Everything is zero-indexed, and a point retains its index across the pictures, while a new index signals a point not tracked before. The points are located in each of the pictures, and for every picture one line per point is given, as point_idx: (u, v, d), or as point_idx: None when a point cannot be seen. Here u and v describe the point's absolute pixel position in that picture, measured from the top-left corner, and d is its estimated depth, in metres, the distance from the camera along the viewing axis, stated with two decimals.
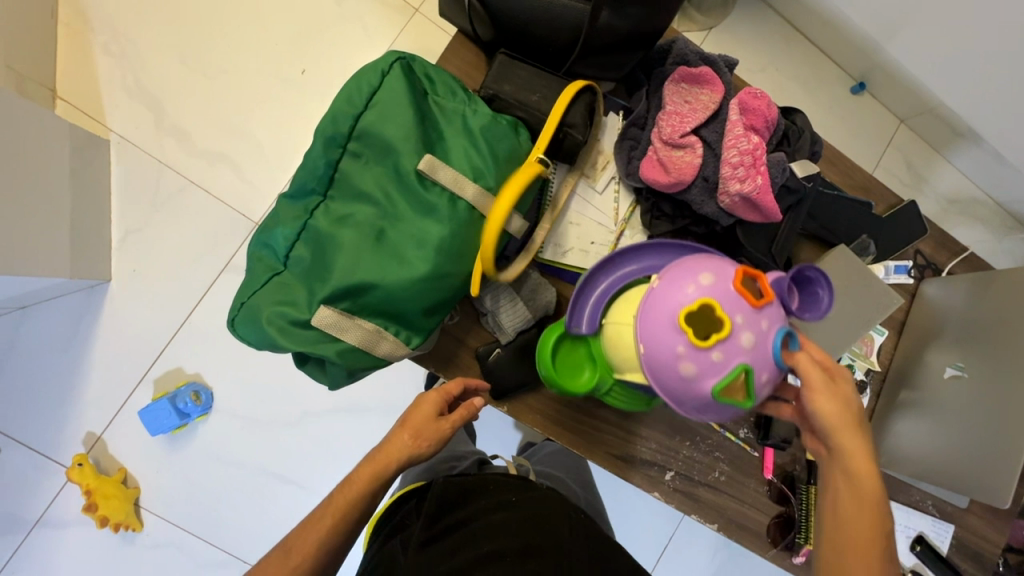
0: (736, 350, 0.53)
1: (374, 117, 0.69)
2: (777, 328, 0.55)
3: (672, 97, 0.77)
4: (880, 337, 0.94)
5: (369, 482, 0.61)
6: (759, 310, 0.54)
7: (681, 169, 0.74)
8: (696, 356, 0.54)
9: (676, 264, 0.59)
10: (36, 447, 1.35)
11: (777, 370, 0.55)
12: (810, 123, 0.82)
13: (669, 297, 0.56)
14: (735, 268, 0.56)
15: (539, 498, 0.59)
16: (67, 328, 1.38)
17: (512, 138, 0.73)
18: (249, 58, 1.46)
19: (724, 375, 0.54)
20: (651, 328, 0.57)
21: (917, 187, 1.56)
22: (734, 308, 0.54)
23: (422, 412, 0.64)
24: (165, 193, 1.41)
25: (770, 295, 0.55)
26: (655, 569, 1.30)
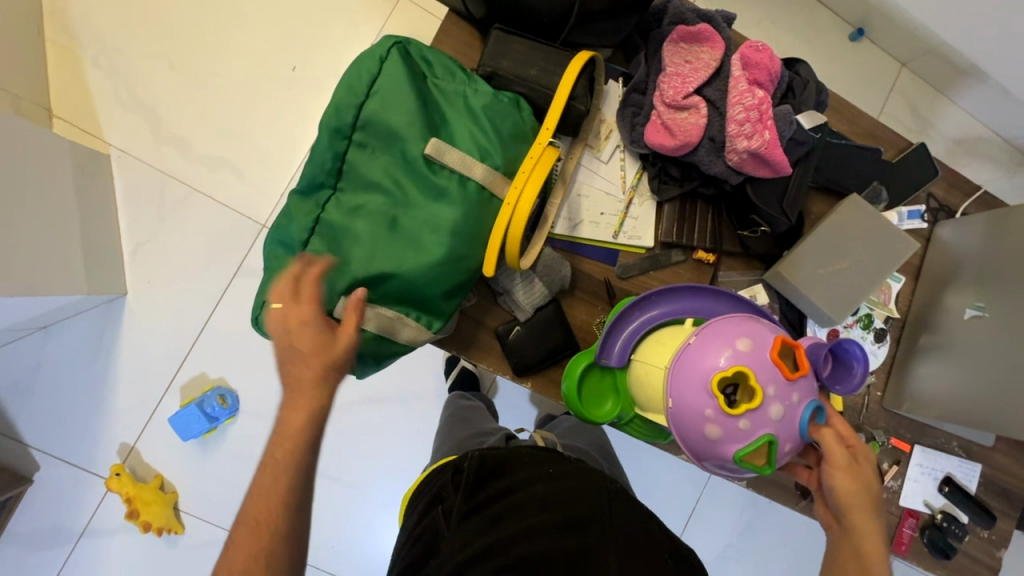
0: (765, 421, 0.54)
1: (377, 105, 0.69)
2: (805, 402, 0.56)
3: (671, 58, 0.75)
4: (897, 284, 0.93)
5: (305, 420, 0.58)
6: (791, 383, 0.55)
7: (687, 131, 0.73)
8: (723, 421, 0.54)
9: (714, 321, 0.58)
10: (74, 461, 1.39)
11: (799, 441, 0.56)
12: (814, 73, 0.80)
13: (703, 358, 0.56)
14: (773, 337, 0.56)
15: (577, 468, 0.60)
16: (90, 343, 1.40)
17: (515, 113, 0.73)
18: (238, 60, 1.45)
19: (749, 442, 0.54)
20: (682, 387, 0.57)
21: (923, 131, 1.53)
22: (767, 379, 0.54)
23: (309, 344, 0.59)
24: (170, 202, 1.42)
25: (804, 368, 0.56)
26: (685, 531, 1.32)
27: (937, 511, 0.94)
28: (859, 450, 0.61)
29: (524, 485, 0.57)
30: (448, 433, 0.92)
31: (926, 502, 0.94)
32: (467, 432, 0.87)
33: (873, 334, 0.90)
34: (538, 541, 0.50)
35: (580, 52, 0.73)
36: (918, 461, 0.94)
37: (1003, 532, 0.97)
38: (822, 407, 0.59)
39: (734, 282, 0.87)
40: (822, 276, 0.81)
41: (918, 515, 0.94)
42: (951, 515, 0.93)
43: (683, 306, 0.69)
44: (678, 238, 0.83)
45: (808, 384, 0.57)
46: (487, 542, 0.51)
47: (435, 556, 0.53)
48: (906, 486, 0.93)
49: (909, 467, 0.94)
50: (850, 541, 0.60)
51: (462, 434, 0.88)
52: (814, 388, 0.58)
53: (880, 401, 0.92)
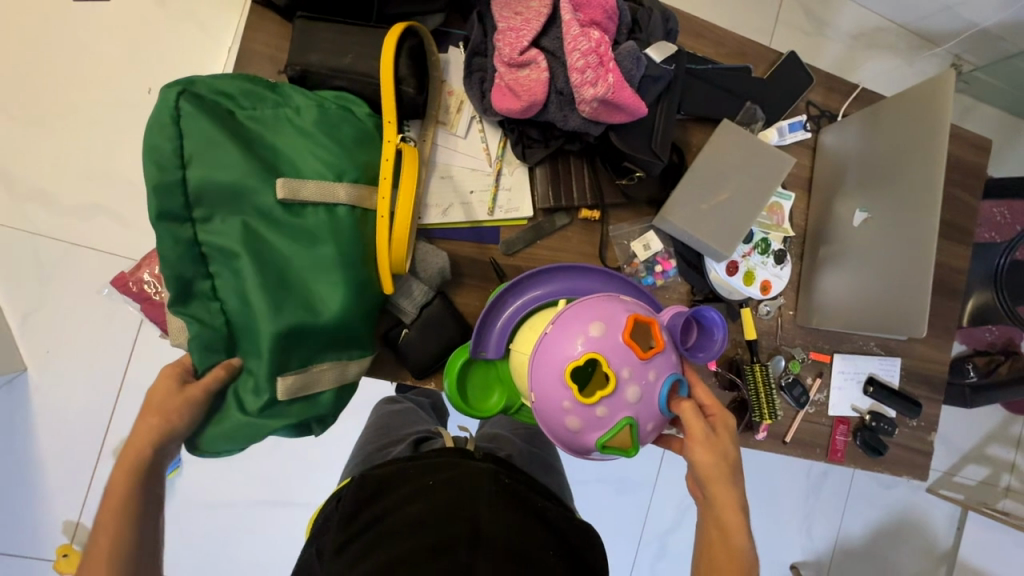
0: (621, 405, 0.49)
1: (213, 158, 0.58)
2: (664, 378, 0.51)
3: (501, 13, 0.69)
4: (787, 202, 0.89)
5: (127, 486, 0.54)
6: (646, 361, 0.50)
7: (530, 89, 0.68)
8: (581, 410, 0.50)
9: (574, 304, 0.53)
10: (18, 552, 1.31)
11: (662, 418, 0.52)
12: (658, 0, 0.75)
13: (559, 347, 0.51)
14: (626, 315, 0.51)
15: (458, 472, 0.57)
16: (2, 428, 1.30)
17: (355, 119, 0.66)
18: (84, 93, 1.31)
19: (608, 430, 0.49)
20: (540, 381, 0.52)
21: (820, 33, 1.51)
22: (619, 361, 0.49)
23: (161, 391, 0.58)
24: (50, 262, 1.31)
25: (659, 343, 0.51)
26: (662, 467, 1.36)
27: (865, 413, 0.96)
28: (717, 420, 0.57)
29: (406, 505, 0.53)
30: (367, 442, 0.89)
31: (854, 407, 0.96)
32: (381, 444, 0.84)
33: (772, 257, 0.88)
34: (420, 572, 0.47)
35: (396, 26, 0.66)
36: (841, 369, 0.95)
37: (929, 416, 1.00)
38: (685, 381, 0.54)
39: (625, 234, 0.84)
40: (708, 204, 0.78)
41: (849, 421, 0.96)
42: (879, 413, 0.95)
43: (558, 288, 0.65)
44: (556, 202, 0.79)
45: (667, 358, 0.52)
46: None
47: None
48: (832, 396, 0.95)
49: (833, 377, 0.95)
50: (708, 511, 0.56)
51: (375, 445, 0.85)
52: (676, 362, 0.53)
53: (794, 319, 0.92)
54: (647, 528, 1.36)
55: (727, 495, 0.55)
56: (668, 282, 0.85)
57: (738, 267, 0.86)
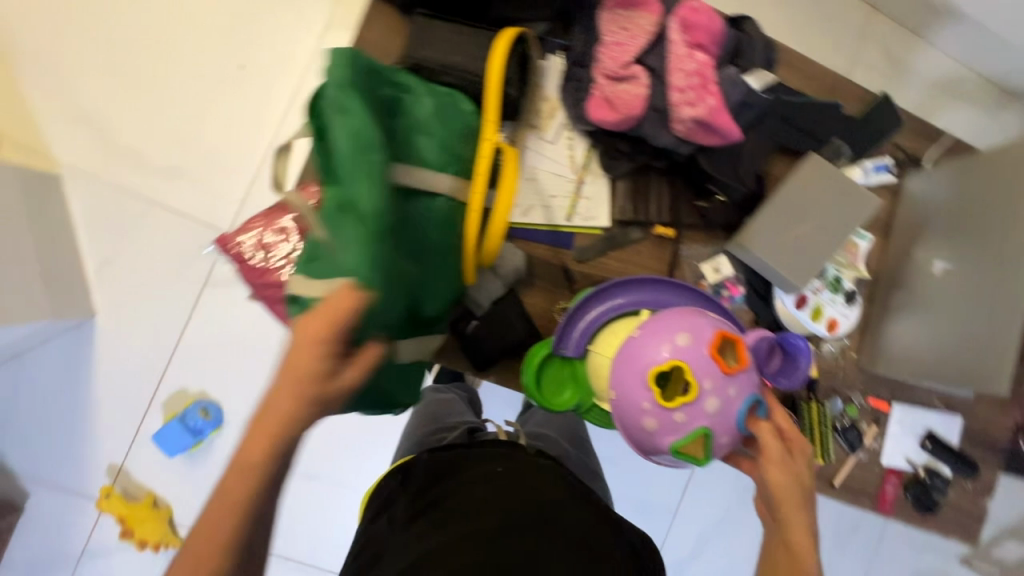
0: (701, 414, 0.50)
1: (373, 116, 0.57)
2: (745, 396, 0.52)
3: (608, 26, 0.71)
4: (864, 243, 0.88)
5: (262, 457, 0.50)
6: (730, 375, 0.51)
7: (628, 103, 0.70)
8: (659, 412, 0.51)
9: (664, 313, 0.55)
10: (65, 486, 1.39)
11: (738, 434, 0.52)
12: (761, 29, 0.76)
13: (644, 351, 0.53)
14: (715, 328, 0.53)
15: (526, 466, 0.60)
16: (66, 367, 1.38)
17: (468, 118, 0.69)
18: (182, 63, 1.39)
19: (683, 434, 0.51)
20: (623, 379, 0.54)
21: (900, 76, 1.48)
22: (703, 371, 0.50)
23: (304, 364, 0.49)
24: (131, 217, 1.38)
25: (745, 361, 0.52)
26: (687, 493, 1.34)
27: (919, 467, 0.93)
28: (795, 444, 0.58)
29: (470, 485, 0.57)
30: (416, 428, 0.91)
31: (908, 460, 0.93)
32: (431, 430, 0.86)
33: (843, 296, 0.87)
34: (471, 550, 0.49)
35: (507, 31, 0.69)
36: (898, 419, 0.92)
37: (986, 480, 0.96)
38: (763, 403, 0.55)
39: (696, 256, 0.84)
40: (792, 231, 0.78)
41: (901, 473, 0.93)
42: (933, 470, 0.92)
43: (640, 299, 0.66)
44: (634, 215, 0.80)
45: (749, 376, 0.53)
46: (427, 542, 0.50)
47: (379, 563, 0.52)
48: (886, 445, 0.92)
49: (889, 426, 0.92)
50: (779, 531, 0.55)
51: (424, 431, 0.87)
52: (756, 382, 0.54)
53: (857, 362, 0.90)
54: (667, 555, 1.35)
55: (800, 519, 0.55)
56: (735, 307, 0.84)
57: (806, 303, 0.84)
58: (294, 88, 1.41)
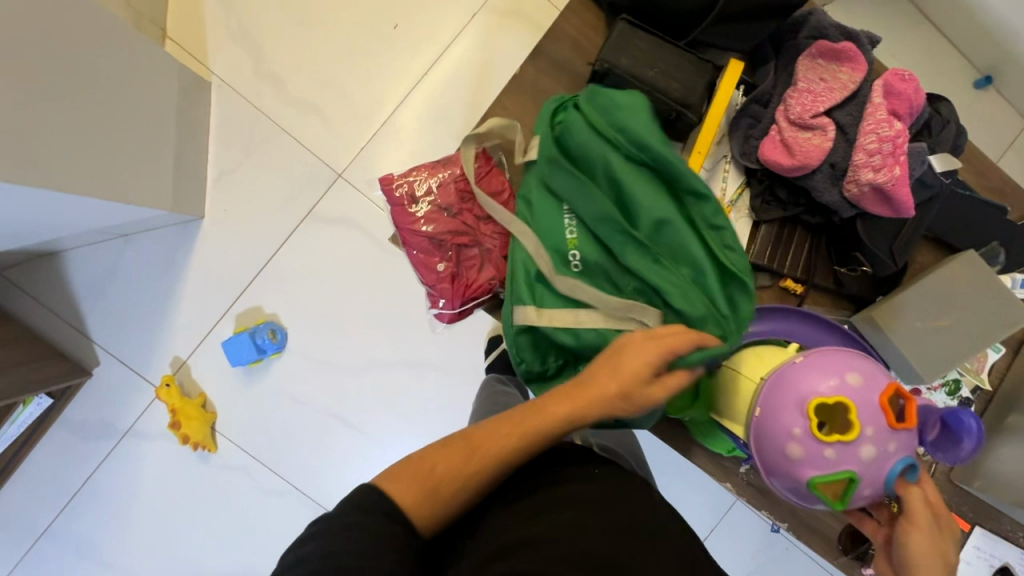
0: (853, 457, 0.57)
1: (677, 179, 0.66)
2: (899, 454, 0.58)
3: (805, 73, 0.71)
4: (994, 355, 0.87)
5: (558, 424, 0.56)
6: (892, 431, 0.57)
7: (808, 152, 0.70)
8: (810, 443, 0.58)
9: (828, 350, 0.62)
10: (131, 366, 1.47)
11: (880, 489, 0.59)
12: (956, 113, 0.74)
13: (806, 381, 0.60)
14: (886, 382, 0.59)
15: (618, 477, 0.64)
16: (163, 258, 1.47)
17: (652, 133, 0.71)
18: (345, 9, 1.46)
19: (829, 471, 0.58)
20: (779, 403, 0.61)
21: None
22: (868, 419, 0.57)
23: (631, 367, 0.57)
24: (257, 136, 1.45)
25: (909, 422, 0.58)
26: (709, 536, 1.29)
27: None
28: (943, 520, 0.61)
29: (570, 483, 0.61)
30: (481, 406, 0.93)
31: None
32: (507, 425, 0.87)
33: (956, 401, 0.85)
34: (558, 544, 0.52)
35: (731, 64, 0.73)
36: (976, 544, 0.87)
37: None
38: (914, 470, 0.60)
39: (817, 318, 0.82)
40: (938, 324, 0.75)
41: None
42: None
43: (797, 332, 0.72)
44: (768, 261, 0.79)
45: (910, 439, 0.59)
46: (530, 528, 0.55)
47: (479, 537, 0.57)
48: None
49: (965, 548, 0.87)
50: None
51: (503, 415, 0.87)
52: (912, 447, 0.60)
53: (948, 472, 0.86)
54: None
55: None
56: None
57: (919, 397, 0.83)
58: (436, 56, 1.46)
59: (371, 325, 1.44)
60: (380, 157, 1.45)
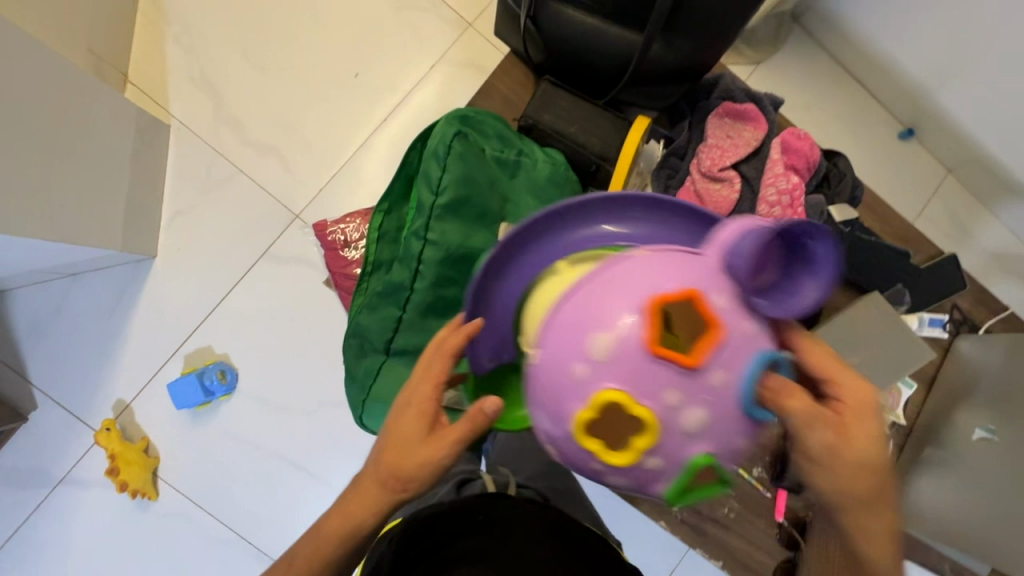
0: (676, 441, 0.44)
1: (442, 209, 0.64)
2: (731, 377, 0.44)
3: (714, 131, 0.78)
4: (908, 390, 0.93)
5: (336, 538, 0.55)
6: (689, 374, 0.43)
7: (717, 202, 0.75)
8: (625, 471, 0.46)
9: (557, 323, 0.48)
10: (70, 409, 1.42)
11: (751, 429, 0.45)
12: (853, 167, 0.81)
13: (564, 392, 0.47)
14: (635, 325, 0.44)
15: (511, 513, 0.67)
16: (111, 297, 1.44)
17: (570, 182, 0.75)
18: (306, 57, 1.52)
19: (675, 475, 0.45)
20: (563, 439, 0.48)
21: (962, 240, 1.50)
22: (647, 390, 0.43)
23: (401, 434, 0.53)
24: (216, 177, 1.47)
25: (706, 350, 0.43)
26: None
27: None
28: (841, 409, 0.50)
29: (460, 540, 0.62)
30: None
31: None
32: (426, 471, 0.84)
33: None
34: None
35: (639, 120, 0.76)
36: None
37: None
38: (778, 357, 0.46)
39: None
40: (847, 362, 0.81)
41: None
42: None
43: (593, 235, 0.60)
44: None
45: (736, 351, 0.44)
46: None
47: None
48: None
49: None
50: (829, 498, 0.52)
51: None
52: (754, 345, 0.44)
53: None
54: None
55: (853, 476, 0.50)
56: None
57: None
58: (396, 103, 1.51)
59: (325, 364, 1.44)
60: (339, 197, 1.48)
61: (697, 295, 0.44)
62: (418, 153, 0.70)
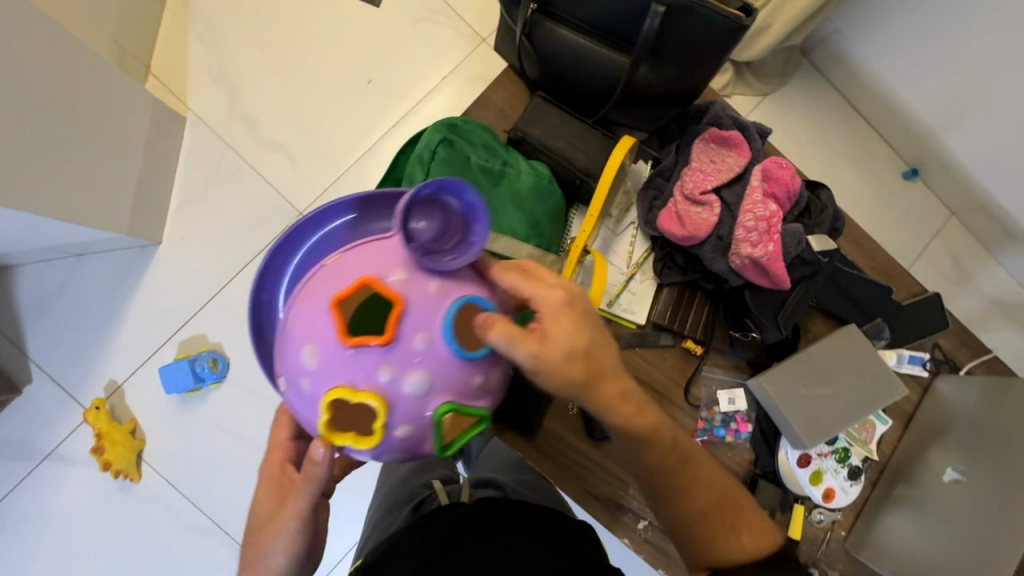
0: (408, 405, 0.50)
1: None
2: (433, 336, 0.50)
3: (699, 155, 0.80)
4: (883, 426, 0.92)
5: None
6: (389, 350, 0.49)
7: (697, 224, 0.77)
8: (389, 446, 0.51)
9: (284, 343, 0.53)
10: (64, 386, 1.44)
11: (479, 368, 0.52)
12: (834, 200, 0.83)
13: (307, 401, 0.52)
14: (333, 328, 0.50)
15: (460, 518, 0.68)
16: (115, 279, 1.48)
17: (553, 195, 0.77)
18: (322, 61, 1.57)
19: (427, 432, 0.51)
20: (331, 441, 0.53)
21: (962, 282, 1.50)
22: (363, 376, 0.49)
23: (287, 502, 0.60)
24: (226, 171, 1.51)
25: (399, 326, 0.49)
26: None
27: None
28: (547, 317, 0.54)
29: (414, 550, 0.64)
30: (379, 507, 0.90)
31: None
32: (393, 497, 0.88)
33: (847, 470, 0.88)
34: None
35: (624, 138, 0.77)
36: None
37: None
38: (471, 299, 0.52)
39: (717, 379, 0.87)
40: (820, 392, 0.81)
41: None
42: None
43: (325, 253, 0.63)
44: (669, 322, 0.84)
45: (426, 312, 0.50)
46: None
47: None
48: None
49: None
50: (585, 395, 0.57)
51: (396, 479, 0.92)
52: (445, 299, 0.51)
53: (843, 540, 0.91)
54: None
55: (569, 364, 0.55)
56: (737, 442, 0.87)
57: (810, 463, 0.85)
58: (407, 110, 1.56)
59: None
60: (345, 198, 1.51)
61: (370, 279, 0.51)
62: (409, 158, 0.74)
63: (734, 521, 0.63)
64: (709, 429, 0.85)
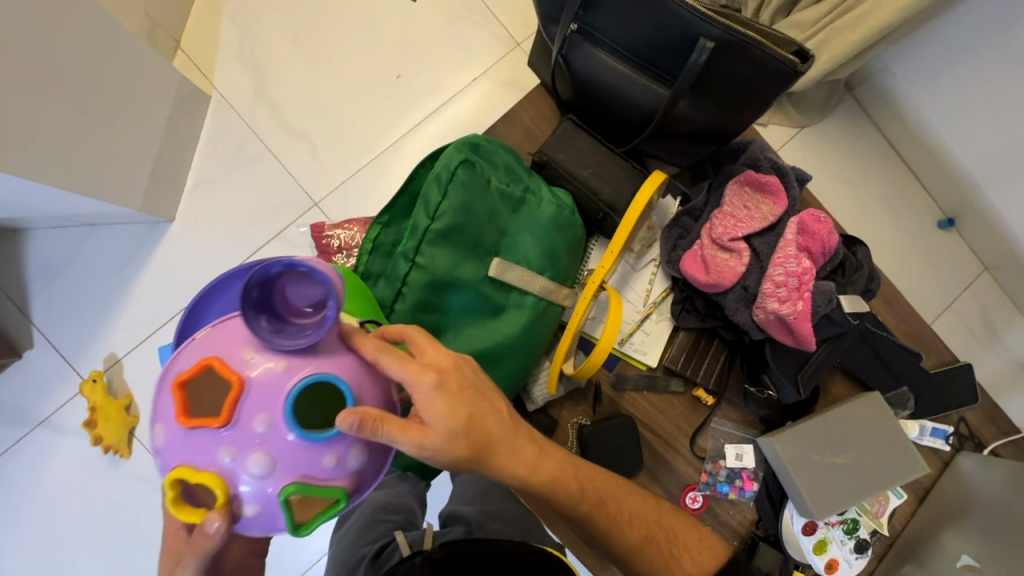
0: (251, 486, 0.50)
1: (435, 233, 0.64)
2: (273, 419, 0.50)
3: (732, 198, 0.76)
4: (897, 500, 0.88)
5: None
6: (227, 433, 0.50)
7: (722, 272, 0.73)
8: (242, 523, 0.52)
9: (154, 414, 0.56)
10: (64, 355, 1.44)
11: (329, 449, 0.52)
12: (871, 259, 0.79)
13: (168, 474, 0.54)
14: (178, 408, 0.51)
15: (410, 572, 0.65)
16: (124, 252, 1.47)
17: (575, 228, 0.74)
18: (352, 52, 1.54)
19: (277, 511, 0.51)
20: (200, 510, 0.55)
21: (991, 343, 1.43)
22: (203, 457, 0.50)
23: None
24: (245, 154, 1.49)
25: (238, 408, 0.50)
26: None
27: None
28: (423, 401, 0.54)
29: None
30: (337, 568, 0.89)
31: None
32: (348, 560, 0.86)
33: (853, 542, 0.84)
34: None
35: (655, 173, 0.73)
36: None
37: None
38: (321, 377, 0.52)
39: (726, 433, 0.83)
40: (833, 460, 0.77)
41: None
42: None
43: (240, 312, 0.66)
44: (681, 368, 0.80)
45: (267, 393, 0.50)
46: None
47: None
48: None
49: None
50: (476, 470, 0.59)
51: (346, 538, 0.91)
52: (290, 378, 0.51)
53: None
54: None
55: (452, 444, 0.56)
56: (741, 500, 0.82)
57: (816, 530, 0.81)
58: (433, 110, 1.52)
59: None
60: (361, 193, 1.49)
61: (215, 359, 0.52)
62: (425, 173, 0.69)
63: (672, 547, 0.68)
64: (712, 483, 0.81)
